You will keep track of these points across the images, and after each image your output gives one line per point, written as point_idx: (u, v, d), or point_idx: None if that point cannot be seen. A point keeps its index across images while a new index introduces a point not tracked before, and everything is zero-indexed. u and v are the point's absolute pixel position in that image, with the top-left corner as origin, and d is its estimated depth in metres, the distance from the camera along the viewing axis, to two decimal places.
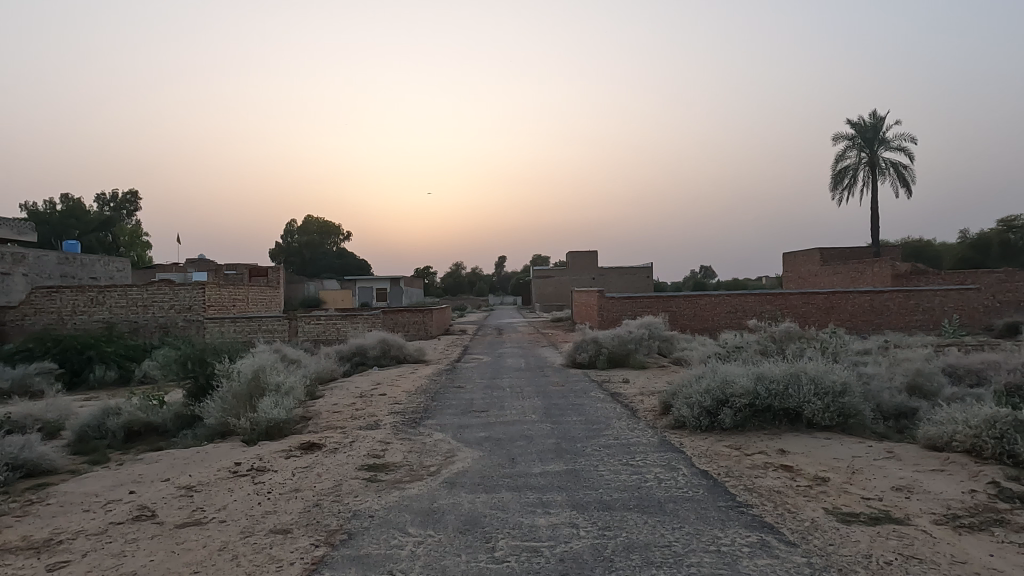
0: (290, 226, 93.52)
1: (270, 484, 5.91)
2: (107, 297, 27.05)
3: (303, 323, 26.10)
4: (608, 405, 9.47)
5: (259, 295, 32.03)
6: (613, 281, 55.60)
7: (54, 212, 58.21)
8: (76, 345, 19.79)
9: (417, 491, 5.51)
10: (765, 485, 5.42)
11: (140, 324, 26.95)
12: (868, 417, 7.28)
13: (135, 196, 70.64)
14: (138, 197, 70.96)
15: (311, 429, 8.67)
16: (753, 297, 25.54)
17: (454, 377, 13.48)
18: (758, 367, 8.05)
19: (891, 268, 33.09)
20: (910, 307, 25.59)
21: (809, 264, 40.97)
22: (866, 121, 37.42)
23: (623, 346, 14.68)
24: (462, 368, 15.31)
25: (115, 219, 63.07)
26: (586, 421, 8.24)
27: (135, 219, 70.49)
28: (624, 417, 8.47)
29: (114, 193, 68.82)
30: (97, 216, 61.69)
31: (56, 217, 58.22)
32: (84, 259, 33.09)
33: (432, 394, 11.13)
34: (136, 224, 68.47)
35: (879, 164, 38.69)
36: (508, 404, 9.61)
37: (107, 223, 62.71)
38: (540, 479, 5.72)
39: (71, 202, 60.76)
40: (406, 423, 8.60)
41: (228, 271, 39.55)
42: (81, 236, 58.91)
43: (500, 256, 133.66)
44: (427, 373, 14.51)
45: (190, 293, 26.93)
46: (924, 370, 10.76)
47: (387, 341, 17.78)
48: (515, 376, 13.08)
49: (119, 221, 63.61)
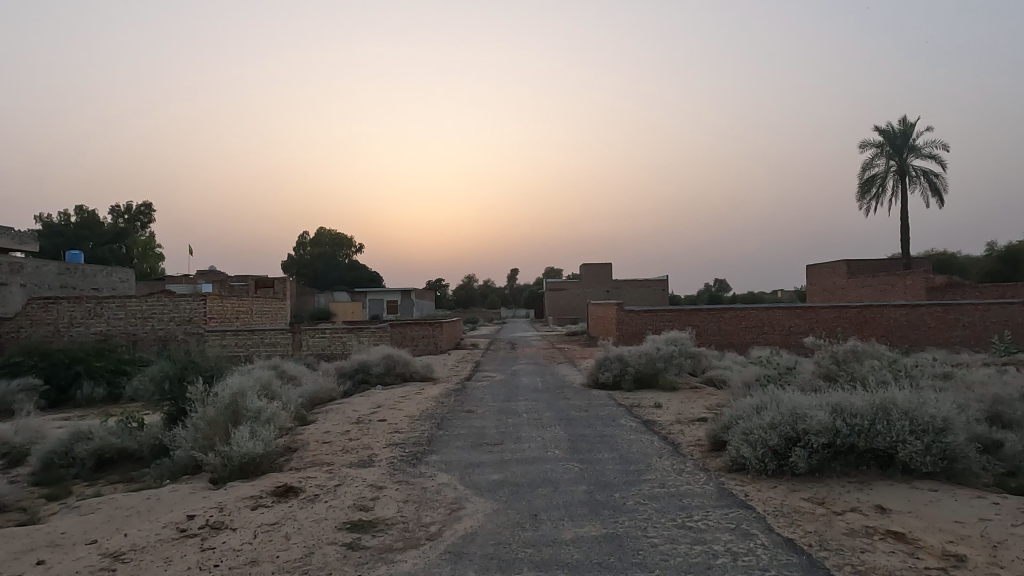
0: (302, 237, 93.02)
1: (222, 550, 4.57)
2: (105, 308, 26.02)
3: (308, 335, 25.04)
4: (642, 437, 8.06)
5: (264, 307, 30.97)
6: (628, 294, 54.35)
7: (68, 224, 58.30)
8: (65, 360, 18.68)
9: (410, 567, 4.14)
10: (880, 565, 4.00)
11: (139, 337, 25.89)
12: (978, 462, 5.81)
13: (150, 207, 70.35)
14: (154, 208, 70.65)
15: (293, 465, 7.31)
16: (781, 311, 24.13)
17: (464, 398, 12.13)
18: (832, 396, 6.60)
19: (925, 281, 31.56)
20: (949, 321, 23.99)
21: (836, 276, 39.37)
22: (895, 127, 35.95)
23: (653, 364, 13.23)
24: (474, 388, 13.95)
25: (129, 230, 62.84)
26: (621, 460, 6.84)
27: (149, 230, 70.14)
28: (666, 454, 7.06)
29: (128, 204, 68.72)
30: (113, 228, 61.46)
31: (70, 228, 58.37)
32: (86, 269, 32.30)
33: (438, 421, 9.75)
34: (150, 236, 68.24)
35: (908, 171, 37.14)
36: (525, 435, 8.22)
37: (120, 235, 62.42)
38: (574, 550, 4.32)
39: (85, 214, 60.66)
40: (406, 459, 7.23)
41: (235, 282, 38.36)
42: (93, 248, 58.68)
43: (511, 270, 132.02)
44: (435, 393, 13.17)
45: (190, 304, 25.79)
46: (1006, 396, 9.27)
47: (390, 356, 16.41)
48: (532, 398, 11.71)
49: (133, 233, 63.30)
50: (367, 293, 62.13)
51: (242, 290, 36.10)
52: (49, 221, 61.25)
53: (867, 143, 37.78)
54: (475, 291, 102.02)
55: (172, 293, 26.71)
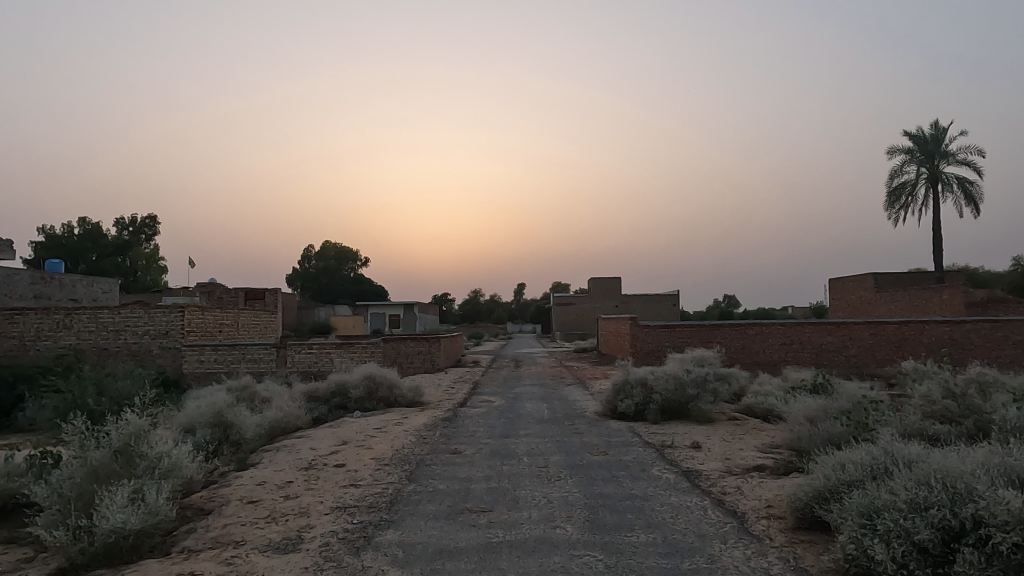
0: (306, 250, 91.24)
1: None
2: (75, 320, 23.93)
3: (293, 351, 22.89)
4: (689, 503, 5.74)
5: (251, 320, 28.84)
6: (639, 309, 52.10)
7: (71, 236, 56.89)
8: (10, 378, 16.53)
9: None
10: None
11: (110, 352, 23.73)
12: None
13: (155, 219, 68.79)
14: (159, 220, 69.00)
15: (189, 546, 5.08)
16: (811, 326, 21.76)
17: (452, 432, 9.87)
18: (999, 456, 4.28)
19: (963, 295, 29.12)
20: (998, 339, 21.57)
21: (862, 291, 36.96)
22: (926, 132, 33.80)
23: (682, 390, 10.90)
24: (467, 416, 11.66)
25: (133, 242, 61.30)
26: (667, 548, 4.53)
27: (154, 243, 68.43)
28: (732, 538, 4.74)
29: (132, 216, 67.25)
30: (116, 240, 59.94)
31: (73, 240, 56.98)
32: (64, 279, 30.30)
33: (412, 467, 7.45)
34: (154, 248, 66.72)
35: (940, 179, 34.88)
36: (524, 497, 5.94)
37: (123, 247, 60.74)
38: None
39: (88, 225, 59.18)
40: (348, 539, 4.96)
41: (226, 293, 36.28)
42: (95, 259, 57.14)
43: (517, 286, 129.65)
44: (419, 422, 10.91)
45: (166, 316, 23.56)
46: None
47: (373, 376, 14.13)
48: (535, 433, 9.43)
49: (136, 244, 61.66)
50: (370, 306, 60.15)
51: (233, 301, 34.01)
52: (51, 233, 59.73)
53: (895, 150, 35.62)
54: (481, 305, 99.87)
55: (149, 305, 24.55)
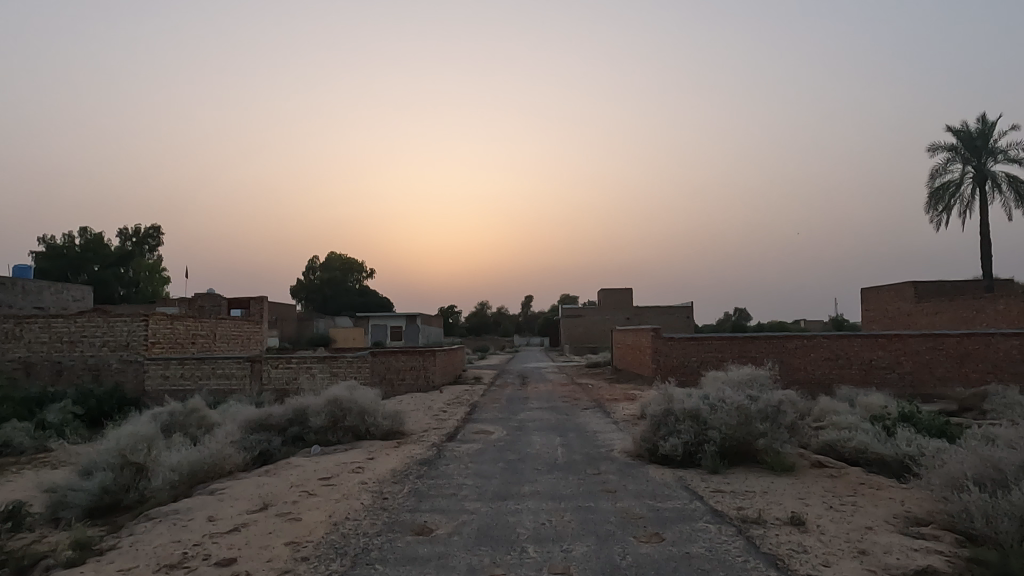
0: (310, 260, 88.73)
1: None
2: (27, 330, 21.20)
3: (268, 366, 20.00)
4: None
5: (230, 331, 25.95)
6: (654, 321, 48.94)
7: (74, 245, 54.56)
8: None
9: None
10: None
11: (63, 367, 20.87)
12: None
13: (158, 229, 66.34)
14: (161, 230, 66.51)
15: None
16: (861, 339, 18.65)
17: (429, 487, 6.90)
18: None
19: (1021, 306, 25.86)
20: None
21: (901, 301, 33.72)
22: (973, 126, 30.83)
23: (748, 425, 7.92)
24: (452, 457, 8.70)
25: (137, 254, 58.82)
26: None
27: (157, 253, 66.03)
28: None
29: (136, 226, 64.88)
30: (117, 251, 57.51)
31: (76, 250, 54.63)
32: (31, 286, 27.56)
33: (342, 567, 4.47)
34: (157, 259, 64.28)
35: (988, 178, 31.79)
36: None
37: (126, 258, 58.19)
38: None
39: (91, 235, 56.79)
40: None
41: (212, 301, 33.43)
42: (97, 271, 54.76)
43: (525, 298, 126.29)
44: (388, 468, 7.97)
45: (127, 326, 20.69)
46: None
47: (339, 401, 11.19)
48: (545, 492, 6.45)
49: (140, 256, 59.17)
50: (371, 318, 57.29)
51: (217, 311, 31.18)
52: (52, 243, 57.46)
53: (936, 146, 32.59)
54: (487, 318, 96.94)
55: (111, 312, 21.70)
